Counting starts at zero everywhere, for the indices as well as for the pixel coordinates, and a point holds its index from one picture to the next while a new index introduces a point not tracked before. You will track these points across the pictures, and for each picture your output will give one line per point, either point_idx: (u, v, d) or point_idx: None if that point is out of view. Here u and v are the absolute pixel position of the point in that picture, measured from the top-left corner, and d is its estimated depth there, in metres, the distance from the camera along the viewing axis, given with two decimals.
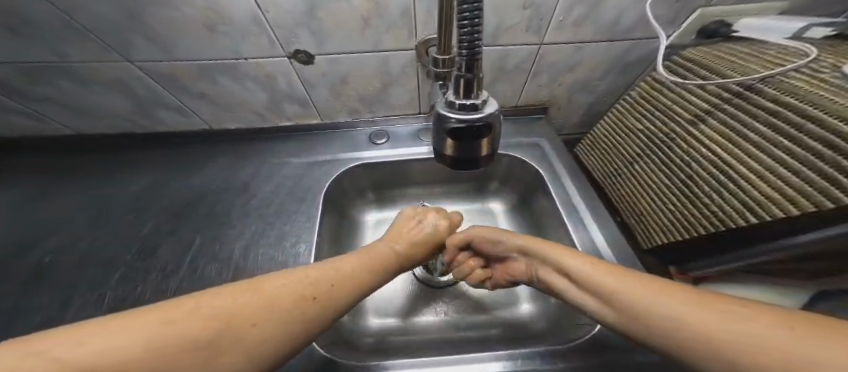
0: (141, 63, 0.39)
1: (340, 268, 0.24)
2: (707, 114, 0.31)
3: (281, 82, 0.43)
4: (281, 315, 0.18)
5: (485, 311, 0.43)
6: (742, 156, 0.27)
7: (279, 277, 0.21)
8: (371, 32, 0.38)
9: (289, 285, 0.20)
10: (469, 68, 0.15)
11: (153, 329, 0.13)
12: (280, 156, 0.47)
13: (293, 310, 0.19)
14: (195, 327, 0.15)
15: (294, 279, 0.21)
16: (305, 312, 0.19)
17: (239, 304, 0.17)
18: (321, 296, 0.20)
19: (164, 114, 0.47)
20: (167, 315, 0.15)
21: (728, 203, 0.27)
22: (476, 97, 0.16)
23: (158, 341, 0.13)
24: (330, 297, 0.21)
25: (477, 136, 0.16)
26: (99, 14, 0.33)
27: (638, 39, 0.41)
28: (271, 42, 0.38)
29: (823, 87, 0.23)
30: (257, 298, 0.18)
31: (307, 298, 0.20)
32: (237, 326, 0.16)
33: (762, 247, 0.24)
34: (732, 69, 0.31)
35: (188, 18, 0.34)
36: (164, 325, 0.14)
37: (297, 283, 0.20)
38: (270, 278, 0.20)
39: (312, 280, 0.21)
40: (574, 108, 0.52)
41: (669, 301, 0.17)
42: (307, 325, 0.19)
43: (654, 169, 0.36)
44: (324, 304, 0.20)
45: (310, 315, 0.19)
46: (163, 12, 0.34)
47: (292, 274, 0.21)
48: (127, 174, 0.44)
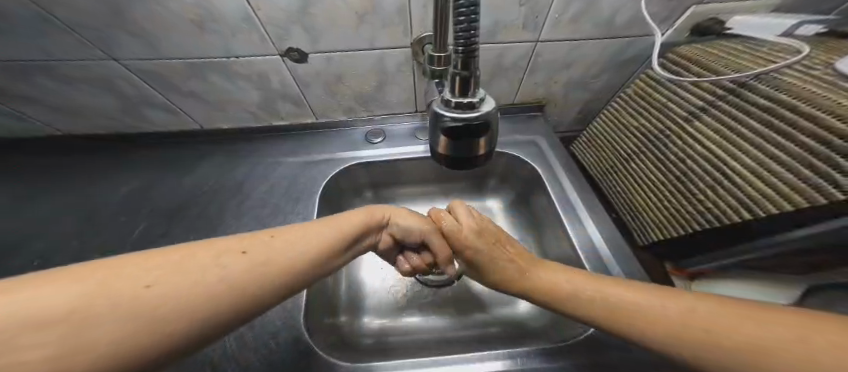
0: (127, 61, 0.38)
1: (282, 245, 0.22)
2: (701, 111, 0.31)
3: (275, 80, 0.43)
4: (192, 288, 0.16)
5: (483, 309, 0.43)
6: (735, 152, 0.27)
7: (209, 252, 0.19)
8: (365, 29, 0.37)
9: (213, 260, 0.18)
10: (465, 66, 0.14)
11: (76, 291, 0.13)
12: (275, 155, 0.47)
13: (212, 268, 0.17)
14: (104, 291, 0.14)
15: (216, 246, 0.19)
16: (229, 266, 0.18)
17: (148, 273, 0.15)
18: (250, 252, 0.20)
19: (155, 114, 0.46)
20: (59, 279, 0.13)
21: (721, 200, 0.27)
22: (473, 95, 0.16)
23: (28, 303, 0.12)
24: (259, 268, 0.19)
25: (473, 135, 0.16)
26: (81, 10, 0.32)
27: (632, 37, 0.41)
28: (263, 39, 0.37)
29: (815, 83, 0.24)
30: (175, 268, 0.17)
31: (235, 252, 0.19)
32: (138, 293, 0.14)
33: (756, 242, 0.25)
34: (725, 65, 0.31)
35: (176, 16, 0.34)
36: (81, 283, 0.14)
37: (222, 250, 0.19)
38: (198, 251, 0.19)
39: (242, 255, 0.19)
40: (570, 106, 0.52)
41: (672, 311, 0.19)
42: (224, 307, 0.17)
43: (649, 166, 0.36)
44: (255, 259, 0.19)
45: (239, 273, 0.18)
46: (150, 8, 0.33)
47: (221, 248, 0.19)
48: (117, 176, 0.43)
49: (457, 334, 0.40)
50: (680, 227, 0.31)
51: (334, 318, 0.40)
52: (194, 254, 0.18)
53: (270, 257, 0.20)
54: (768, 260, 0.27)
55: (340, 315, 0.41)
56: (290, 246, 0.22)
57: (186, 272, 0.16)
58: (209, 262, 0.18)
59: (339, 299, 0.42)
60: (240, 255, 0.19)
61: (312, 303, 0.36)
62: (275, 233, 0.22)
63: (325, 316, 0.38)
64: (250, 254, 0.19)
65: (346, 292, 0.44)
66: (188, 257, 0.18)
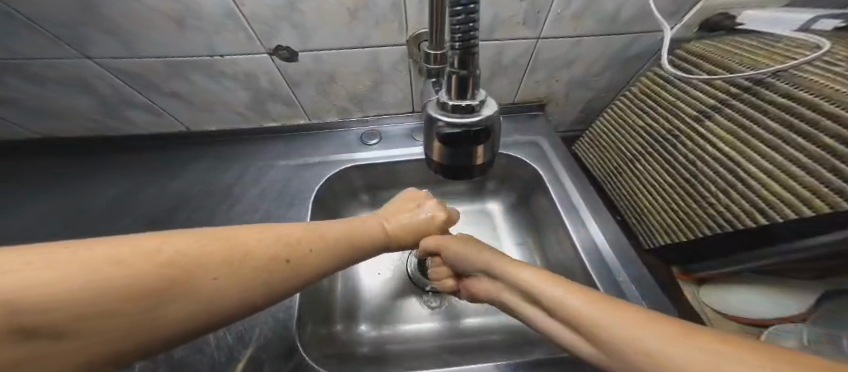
0: (103, 59, 0.36)
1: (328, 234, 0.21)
2: (713, 110, 0.30)
3: (264, 80, 0.41)
4: (253, 275, 0.16)
5: (485, 317, 0.41)
6: (749, 154, 0.25)
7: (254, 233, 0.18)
8: (357, 26, 0.35)
9: (261, 246, 0.17)
10: (463, 64, 0.13)
11: (159, 271, 0.13)
12: (267, 158, 0.45)
13: (265, 262, 0.17)
14: (181, 272, 0.13)
15: (268, 233, 0.18)
16: (275, 276, 0.17)
17: (204, 254, 0.15)
18: (297, 261, 0.18)
19: (139, 116, 0.44)
20: (117, 251, 0.12)
21: (734, 203, 0.26)
22: (472, 98, 0.14)
23: (101, 282, 0.11)
24: (309, 263, 0.19)
25: (473, 142, 0.14)
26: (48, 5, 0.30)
27: (637, 33, 0.39)
28: (249, 37, 0.35)
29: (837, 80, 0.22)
30: (230, 251, 0.16)
31: (280, 261, 0.17)
32: (194, 281, 0.14)
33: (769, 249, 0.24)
34: (739, 63, 0.30)
35: (154, 11, 0.32)
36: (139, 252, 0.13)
37: (275, 241, 0.18)
38: (244, 231, 0.18)
39: (291, 242, 0.19)
40: (571, 105, 0.50)
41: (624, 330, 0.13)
42: (275, 290, 0.17)
43: (657, 167, 0.35)
44: (299, 270, 0.18)
45: (284, 281, 0.17)
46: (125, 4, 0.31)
47: (271, 230, 0.19)
48: (100, 179, 0.42)
49: (456, 343, 0.38)
50: (690, 231, 0.30)
51: (330, 327, 0.38)
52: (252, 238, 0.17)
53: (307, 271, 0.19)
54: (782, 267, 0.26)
55: (336, 323, 0.39)
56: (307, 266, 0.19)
57: (248, 263, 0.16)
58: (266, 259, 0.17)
59: (334, 307, 0.41)
60: (283, 265, 0.17)
61: (306, 312, 0.35)
62: (312, 242, 0.19)
63: (319, 325, 0.37)
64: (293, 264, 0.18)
65: (342, 299, 0.42)
66: (244, 242, 0.17)
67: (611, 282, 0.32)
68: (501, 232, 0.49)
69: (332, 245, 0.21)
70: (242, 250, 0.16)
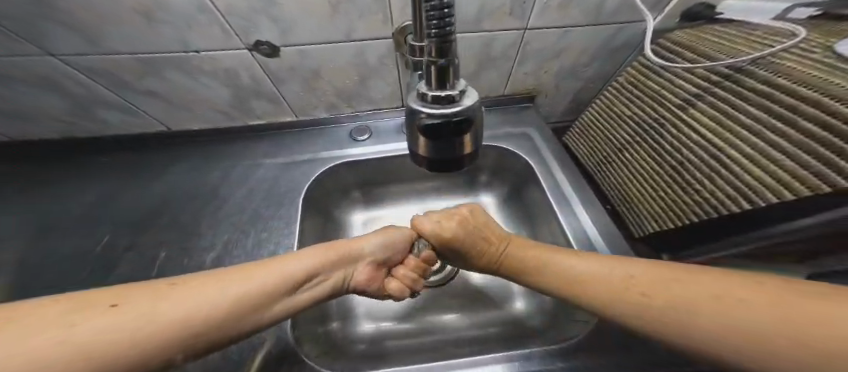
0: (67, 57, 0.34)
1: (208, 280, 0.21)
2: (697, 98, 0.30)
3: (245, 77, 0.40)
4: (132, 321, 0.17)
5: (481, 308, 0.42)
6: (733, 140, 0.26)
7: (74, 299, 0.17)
8: (340, 18, 0.34)
9: (94, 301, 0.17)
10: (440, 53, 0.12)
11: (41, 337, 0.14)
12: (254, 156, 0.44)
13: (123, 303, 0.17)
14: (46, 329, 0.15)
15: (77, 302, 0.17)
16: (98, 323, 0.16)
17: (59, 320, 0.15)
18: (109, 305, 0.17)
19: (115, 116, 0.43)
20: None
21: (720, 189, 0.26)
22: (452, 88, 0.14)
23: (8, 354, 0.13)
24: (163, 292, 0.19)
25: (456, 133, 0.14)
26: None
27: (621, 23, 0.40)
28: (226, 32, 0.34)
29: (814, 66, 0.23)
30: (69, 312, 0.16)
31: (106, 307, 0.17)
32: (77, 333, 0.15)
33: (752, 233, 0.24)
34: (720, 51, 0.30)
35: (118, 4, 0.30)
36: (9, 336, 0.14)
37: (83, 307, 0.17)
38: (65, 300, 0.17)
39: (124, 292, 0.19)
40: (560, 96, 0.51)
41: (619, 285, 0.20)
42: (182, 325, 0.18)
43: (644, 156, 0.35)
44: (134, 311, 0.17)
45: (145, 307, 0.18)
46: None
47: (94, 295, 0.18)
48: (78, 183, 0.40)
49: (453, 337, 0.39)
50: (677, 218, 0.31)
51: (326, 325, 0.38)
52: (68, 306, 0.16)
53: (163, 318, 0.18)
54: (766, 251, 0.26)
55: (332, 321, 0.39)
56: (172, 306, 0.18)
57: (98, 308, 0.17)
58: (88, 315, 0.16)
59: (331, 304, 0.40)
60: (108, 309, 0.17)
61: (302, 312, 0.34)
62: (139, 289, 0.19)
63: (316, 323, 0.36)
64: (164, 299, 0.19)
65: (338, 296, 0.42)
66: (52, 312, 0.16)
67: None
68: (495, 224, 0.49)
69: (214, 292, 0.20)
70: (28, 320, 0.15)
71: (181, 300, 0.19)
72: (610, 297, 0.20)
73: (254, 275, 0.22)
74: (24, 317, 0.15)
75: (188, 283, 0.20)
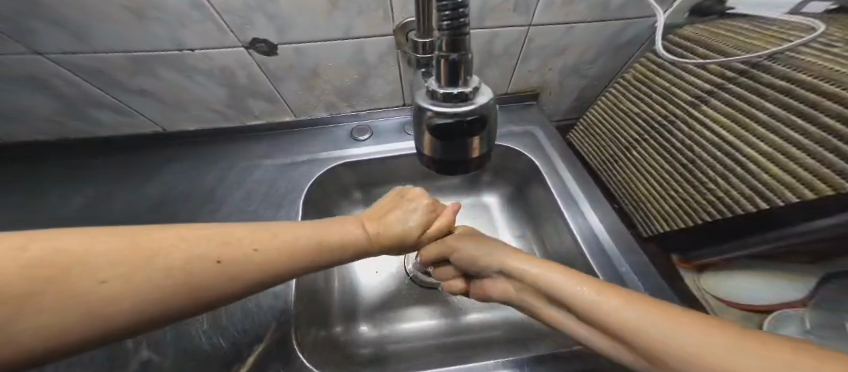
0: (56, 55, 0.33)
1: (283, 239, 0.20)
2: (710, 94, 0.29)
3: (241, 75, 0.39)
4: (209, 275, 0.16)
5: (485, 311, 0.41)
6: (749, 137, 0.25)
7: (185, 235, 0.17)
8: (339, 15, 0.33)
9: (194, 247, 0.16)
10: (453, 47, 0.11)
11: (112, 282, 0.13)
12: (253, 157, 0.43)
13: (213, 257, 0.17)
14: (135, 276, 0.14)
15: (178, 245, 0.16)
16: (201, 276, 0.16)
17: (155, 266, 0.15)
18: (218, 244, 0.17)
19: (107, 116, 0.42)
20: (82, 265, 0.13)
21: (735, 188, 0.25)
22: (464, 85, 0.13)
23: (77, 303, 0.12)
24: (248, 262, 0.18)
25: (468, 133, 0.13)
26: None
27: (627, 19, 0.39)
28: (221, 29, 0.33)
29: (840, 61, 0.22)
30: (171, 258, 0.15)
31: (210, 260, 0.16)
32: (162, 284, 0.14)
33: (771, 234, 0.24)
34: (733, 47, 0.29)
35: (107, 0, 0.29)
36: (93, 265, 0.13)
37: (179, 251, 0.16)
38: (174, 233, 0.17)
39: (221, 241, 0.18)
40: (564, 94, 0.50)
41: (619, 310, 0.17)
42: (229, 286, 0.17)
43: (654, 154, 0.35)
44: (227, 275, 0.17)
45: (233, 271, 0.17)
46: None
47: (193, 232, 0.17)
48: (71, 185, 0.39)
49: (457, 340, 0.38)
50: (688, 217, 0.30)
51: (328, 330, 0.37)
52: (188, 238, 0.17)
53: (249, 273, 0.18)
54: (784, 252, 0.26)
55: (335, 325, 0.38)
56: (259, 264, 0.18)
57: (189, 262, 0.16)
58: (203, 259, 0.16)
59: (332, 308, 0.40)
60: (213, 265, 0.16)
61: (304, 316, 0.33)
62: (230, 247, 0.18)
63: (317, 328, 0.36)
64: (261, 255, 0.18)
65: (340, 299, 0.41)
66: (183, 245, 0.16)
67: (610, 271, 0.32)
68: (498, 224, 0.49)
69: (289, 243, 0.20)
70: (166, 251, 0.15)
71: (271, 260, 0.19)
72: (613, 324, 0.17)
73: (314, 245, 0.21)
74: (166, 249, 0.15)
75: (276, 241, 0.20)
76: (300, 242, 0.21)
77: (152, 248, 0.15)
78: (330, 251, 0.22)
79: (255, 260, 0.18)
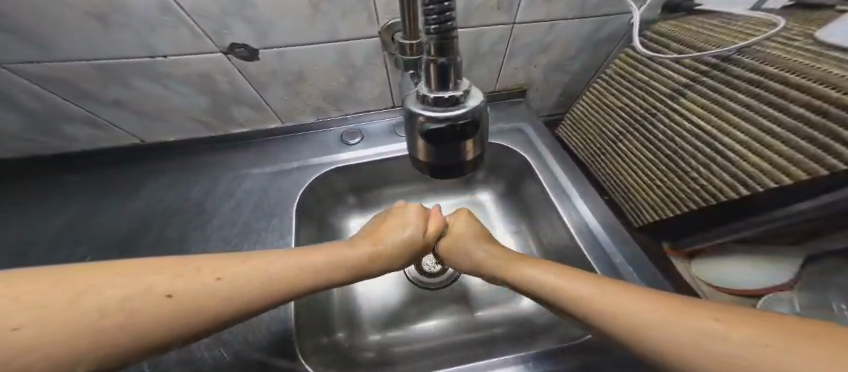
0: (14, 66, 0.31)
1: (241, 275, 0.20)
2: (687, 87, 0.31)
3: (221, 82, 0.37)
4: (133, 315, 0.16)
5: (487, 307, 0.42)
6: (727, 128, 0.26)
7: (160, 273, 0.18)
8: (322, 18, 0.33)
9: (143, 283, 0.17)
10: (441, 51, 0.11)
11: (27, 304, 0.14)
12: (241, 166, 0.42)
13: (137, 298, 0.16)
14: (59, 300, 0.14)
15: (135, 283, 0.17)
16: (134, 311, 0.16)
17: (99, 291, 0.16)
18: (222, 276, 0.20)
19: (78, 130, 0.39)
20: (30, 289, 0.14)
21: (716, 176, 0.27)
22: (455, 88, 0.13)
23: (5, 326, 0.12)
24: (177, 311, 0.17)
25: (460, 137, 0.13)
26: None
27: (605, 16, 0.40)
28: (197, 35, 0.32)
29: (807, 56, 0.23)
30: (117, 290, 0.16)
31: (156, 295, 0.17)
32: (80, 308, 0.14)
33: (761, 217, 0.25)
34: (705, 41, 0.31)
35: (65, 5, 0.28)
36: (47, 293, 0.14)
37: (126, 286, 0.16)
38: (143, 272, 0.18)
39: (187, 278, 0.18)
40: (549, 90, 0.51)
41: (646, 309, 0.17)
42: (129, 332, 0.15)
43: (638, 147, 0.36)
44: (168, 312, 0.17)
45: (149, 324, 0.16)
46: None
47: (168, 273, 0.18)
48: (42, 205, 0.37)
49: (462, 339, 0.38)
50: (676, 206, 0.31)
51: (331, 336, 0.37)
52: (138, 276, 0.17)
53: (165, 321, 0.16)
54: (770, 235, 0.27)
55: (337, 331, 0.38)
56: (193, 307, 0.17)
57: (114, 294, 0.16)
58: (113, 302, 0.15)
59: (333, 313, 0.39)
60: (161, 299, 0.17)
61: (305, 325, 0.33)
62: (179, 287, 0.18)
63: (321, 336, 0.35)
64: (177, 302, 0.17)
65: (340, 305, 0.40)
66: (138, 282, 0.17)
67: (605, 261, 0.33)
68: (493, 219, 0.49)
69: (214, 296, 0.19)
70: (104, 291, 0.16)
71: (173, 317, 0.17)
72: (648, 321, 0.16)
73: (246, 283, 0.20)
74: (92, 288, 0.16)
75: (215, 288, 0.19)
76: (222, 294, 0.19)
77: (77, 284, 0.15)
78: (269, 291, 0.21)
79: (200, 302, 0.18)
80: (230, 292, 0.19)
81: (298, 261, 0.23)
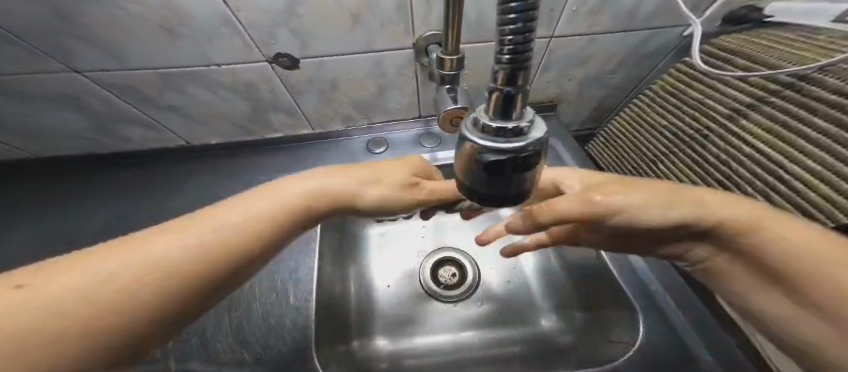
0: (90, 73, 0.34)
1: (237, 213, 0.19)
2: (750, 107, 0.28)
3: (263, 89, 0.39)
4: (162, 283, 0.15)
5: (509, 326, 0.39)
6: (797, 156, 0.23)
7: (144, 241, 0.16)
8: (361, 29, 0.33)
9: (142, 252, 0.15)
10: (510, 81, 0.11)
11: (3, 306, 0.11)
12: (270, 170, 0.43)
13: (146, 260, 0.15)
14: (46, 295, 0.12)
15: (128, 257, 0.15)
16: (163, 269, 0.15)
17: (100, 273, 0.14)
18: (216, 212, 0.19)
19: (134, 131, 0.43)
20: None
21: (779, 207, 0.24)
22: (518, 118, 0.12)
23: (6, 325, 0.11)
24: (201, 261, 0.16)
25: (519, 168, 0.12)
26: (25, 16, 0.28)
27: (656, 28, 0.37)
28: (247, 44, 0.33)
29: None
30: (115, 267, 0.14)
31: (169, 257, 0.15)
32: (92, 295, 0.13)
33: None
34: (779, 58, 0.28)
35: (142, 18, 0.30)
36: (3, 299, 0.11)
37: (118, 259, 0.14)
38: (123, 246, 0.15)
39: (187, 235, 0.17)
40: (584, 104, 0.49)
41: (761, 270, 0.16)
42: (166, 292, 0.15)
43: (685, 169, 0.33)
44: (188, 266, 0.16)
45: (182, 271, 0.15)
46: (111, 11, 0.29)
47: (158, 236, 0.16)
48: (96, 198, 0.40)
49: (478, 356, 0.37)
50: None
51: (347, 344, 0.36)
52: (131, 248, 0.15)
53: (194, 271, 0.16)
54: None
55: (353, 339, 0.37)
56: (215, 247, 0.17)
57: (115, 272, 0.14)
58: (128, 274, 0.14)
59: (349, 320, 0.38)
60: (175, 256, 0.15)
61: (324, 334, 0.33)
62: (181, 242, 0.16)
63: (338, 343, 0.35)
64: (192, 249, 0.16)
65: (357, 313, 0.40)
66: (133, 253, 0.15)
67: None
68: None
69: (230, 235, 0.18)
70: (86, 280, 0.13)
71: (200, 261, 0.16)
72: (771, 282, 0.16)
73: (248, 214, 0.19)
74: (81, 273, 0.13)
75: (223, 230, 0.18)
76: (228, 229, 0.18)
77: (46, 280, 0.13)
78: (287, 219, 0.20)
79: (217, 238, 0.17)
80: (250, 236, 0.18)
81: (289, 198, 0.21)
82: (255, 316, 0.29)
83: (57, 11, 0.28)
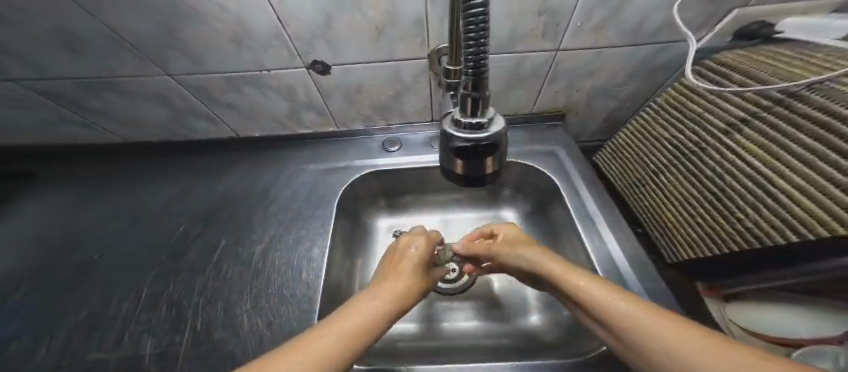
0: (179, 75, 0.42)
1: (366, 307, 0.24)
2: (744, 123, 0.29)
3: (301, 92, 0.45)
4: (338, 350, 0.19)
5: (501, 320, 0.42)
6: (783, 170, 0.24)
7: (323, 326, 0.20)
8: (384, 41, 0.38)
9: (329, 336, 0.19)
10: (474, 88, 0.14)
11: None
12: (297, 162, 0.49)
13: (332, 340, 0.19)
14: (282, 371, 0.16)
15: (319, 341, 0.18)
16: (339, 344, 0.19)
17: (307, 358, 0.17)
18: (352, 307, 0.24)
19: (201, 124, 0.51)
20: None
21: (764, 220, 0.24)
22: (481, 115, 0.16)
23: None
24: (358, 332, 0.21)
25: (482, 154, 0.16)
26: (134, 30, 0.36)
27: (663, 42, 0.38)
28: (291, 54, 0.39)
29: None
30: (319, 348, 0.18)
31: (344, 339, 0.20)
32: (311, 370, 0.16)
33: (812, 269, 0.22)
34: (772, 73, 0.28)
35: (218, 33, 0.36)
36: None
37: (314, 345, 0.18)
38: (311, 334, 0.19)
39: (345, 322, 0.21)
40: (593, 114, 0.50)
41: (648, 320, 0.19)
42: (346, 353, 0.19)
43: (683, 181, 0.34)
44: (351, 339, 0.20)
45: (351, 341, 0.20)
46: (195, 28, 0.36)
47: (331, 322, 0.21)
48: (160, 179, 0.48)
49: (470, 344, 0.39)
50: (716, 247, 0.28)
51: None
52: (318, 334, 0.19)
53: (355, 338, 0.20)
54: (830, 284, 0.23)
55: None
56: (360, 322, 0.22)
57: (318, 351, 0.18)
58: (322, 355, 0.18)
59: None
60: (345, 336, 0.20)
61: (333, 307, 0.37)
62: (340, 322, 0.21)
63: None
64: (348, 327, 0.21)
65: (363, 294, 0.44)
66: (322, 335, 0.19)
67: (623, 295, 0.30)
68: None
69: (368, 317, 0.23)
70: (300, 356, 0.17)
71: (355, 332, 0.21)
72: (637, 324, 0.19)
73: (370, 308, 0.24)
74: (296, 355, 0.17)
75: (361, 313, 0.23)
76: (366, 316, 0.23)
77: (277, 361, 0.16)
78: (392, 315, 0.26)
79: (361, 319, 0.22)
80: (371, 319, 0.23)
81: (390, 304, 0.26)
82: (277, 283, 0.35)
83: (167, 30, 0.36)
